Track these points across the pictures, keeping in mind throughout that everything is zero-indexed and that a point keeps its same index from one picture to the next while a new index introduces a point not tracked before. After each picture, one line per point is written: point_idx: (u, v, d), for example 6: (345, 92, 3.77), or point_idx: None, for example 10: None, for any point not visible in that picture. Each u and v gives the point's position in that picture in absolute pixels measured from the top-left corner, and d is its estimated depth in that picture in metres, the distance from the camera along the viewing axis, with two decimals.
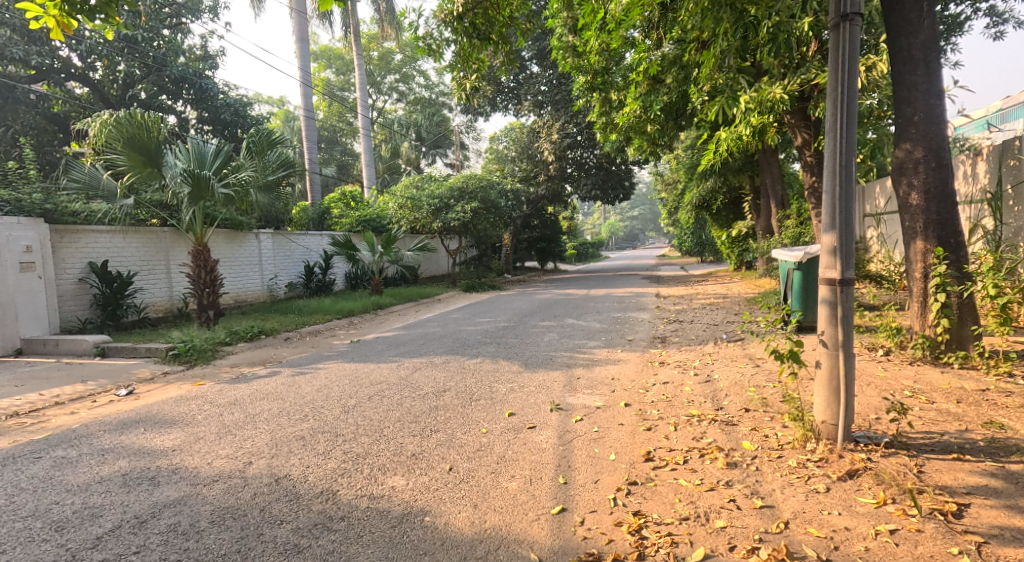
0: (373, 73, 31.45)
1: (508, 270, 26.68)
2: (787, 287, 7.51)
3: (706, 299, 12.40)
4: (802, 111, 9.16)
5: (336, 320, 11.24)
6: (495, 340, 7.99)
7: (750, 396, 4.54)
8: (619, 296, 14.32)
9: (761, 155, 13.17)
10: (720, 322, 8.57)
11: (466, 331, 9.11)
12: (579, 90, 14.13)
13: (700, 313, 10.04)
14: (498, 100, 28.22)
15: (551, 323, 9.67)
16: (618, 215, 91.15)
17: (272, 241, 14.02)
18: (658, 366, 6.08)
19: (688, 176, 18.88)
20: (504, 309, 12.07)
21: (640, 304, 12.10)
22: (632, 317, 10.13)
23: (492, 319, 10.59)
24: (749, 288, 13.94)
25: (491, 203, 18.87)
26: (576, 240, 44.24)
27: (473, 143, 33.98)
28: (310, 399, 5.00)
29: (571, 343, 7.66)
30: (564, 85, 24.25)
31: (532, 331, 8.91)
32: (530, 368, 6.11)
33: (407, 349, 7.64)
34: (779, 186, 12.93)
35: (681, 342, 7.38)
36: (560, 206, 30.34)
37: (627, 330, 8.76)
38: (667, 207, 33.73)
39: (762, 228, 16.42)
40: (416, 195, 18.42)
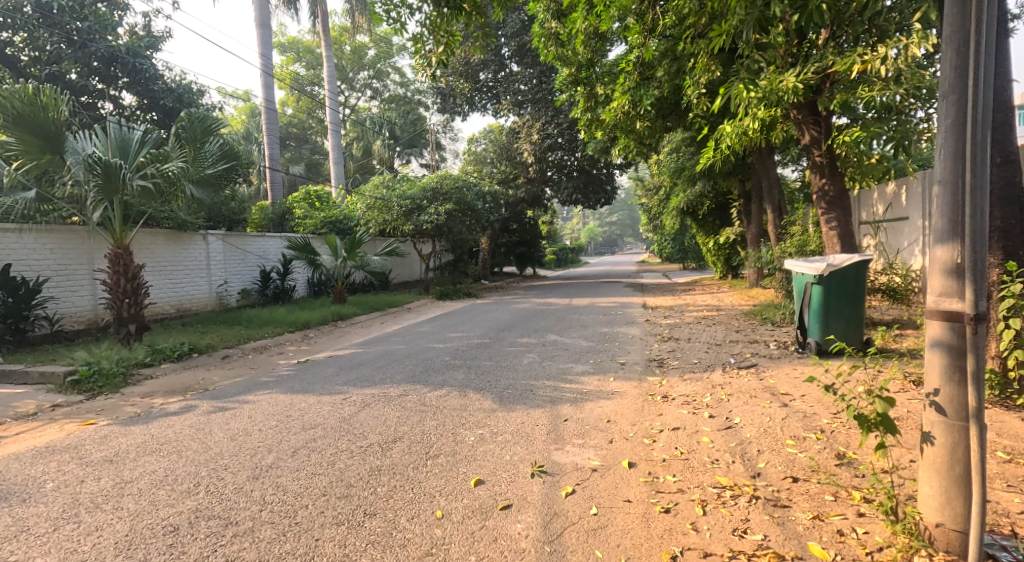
0: (345, 69, 30.18)
1: (485, 276, 25.56)
2: (802, 304, 6.49)
3: (698, 312, 11.40)
4: (810, 106, 8.19)
5: (288, 334, 9.98)
6: (465, 363, 6.84)
7: (792, 456, 3.47)
8: (604, 307, 13.27)
9: (756, 156, 12.11)
10: (723, 342, 7.54)
11: (434, 350, 7.95)
12: (561, 85, 13.08)
13: (696, 329, 9.03)
14: (476, 99, 27.12)
15: (531, 340, 8.55)
16: (598, 220, 90.62)
17: (221, 243, 12.71)
18: (662, 402, 4.99)
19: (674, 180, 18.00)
20: (479, 322, 10.92)
21: (628, 317, 11.07)
22: (622, 334, 9.07)
23: (464, 334, 9.43)
24: (743, 299, 13.01)
25: (467, 205, 17.71)
26: (555, 246, 43.25)
27: (450, 144, 32.82)
28: (213, 454, 3.80)
29: (554, 367, 6.56)
30: (545, 84, 23.22)
31: (509, 350, 7.78)
32: (505, 404, 4.98)
33: (361, 374, 6.45)
34: (775, 192, 12.08)
35: (683, 368, 6.32)
36: (540, 210, 29.31)
37: (617, 350, 7.69)
38: (648, 212, 32.96)
39: (754, 235, 15.66)
40: (386, 195, 17.18)
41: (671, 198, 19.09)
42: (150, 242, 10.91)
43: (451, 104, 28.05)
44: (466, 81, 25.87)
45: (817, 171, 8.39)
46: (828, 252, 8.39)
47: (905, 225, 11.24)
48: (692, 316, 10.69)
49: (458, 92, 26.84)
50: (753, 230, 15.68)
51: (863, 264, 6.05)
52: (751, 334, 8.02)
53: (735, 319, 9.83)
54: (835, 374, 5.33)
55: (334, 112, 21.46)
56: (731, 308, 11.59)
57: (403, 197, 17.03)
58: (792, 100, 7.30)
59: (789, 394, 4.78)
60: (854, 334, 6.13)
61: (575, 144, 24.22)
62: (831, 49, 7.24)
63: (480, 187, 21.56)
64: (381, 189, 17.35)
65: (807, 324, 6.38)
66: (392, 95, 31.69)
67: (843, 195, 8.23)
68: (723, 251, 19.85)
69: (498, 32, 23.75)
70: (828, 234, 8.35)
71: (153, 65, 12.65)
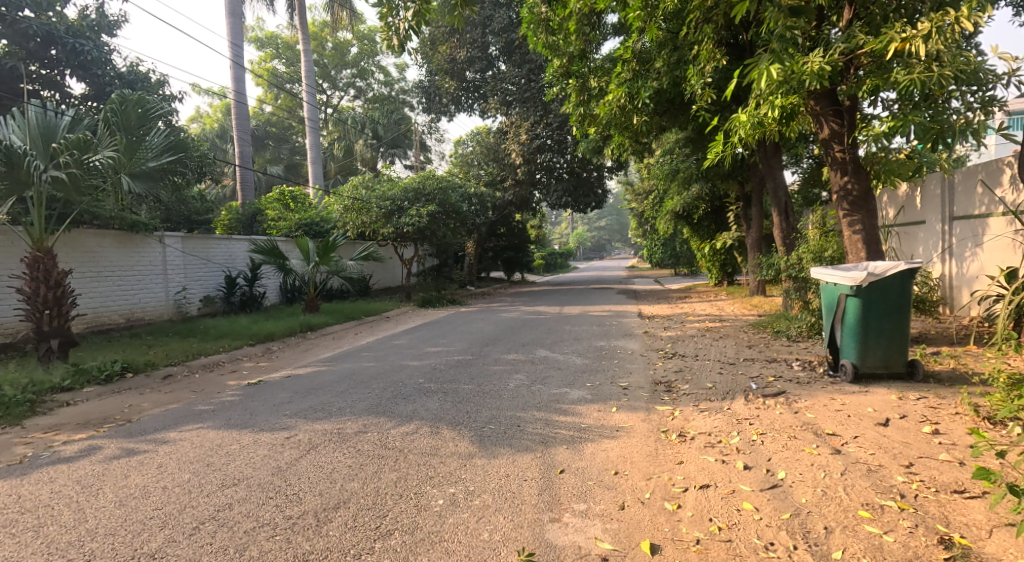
0: (327, 67, 29.21)
1: (471, 282, 24.58)
2: (832, 319, 5.58)
3: (700, 322, 10.50)
4: (829, 95, 7.39)
5: (246, 347, 8.91)
6: (442, 387, 5.86)
7: (876, 542, 2.57)
8: (597, 316, 12.35)
9: (761, 155, 11.24)
10: (738, 361, 6.63)
11: (409, 368, 6.98)
12: (551, 77, 12.18)
13: (703, 344, 8.12)
14: (462, 99, 26.20)
15: (518, 356, 7.59)
16: (586, 224, 90.03)
17: (181, 246, 11.66)
18: (679, 445, 4.06)
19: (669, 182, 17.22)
20: (462, 334, 9.94)
21: (624, 328, 10.16)
22: (621, 349, 8.14)
23: (443, 349, 8.44)
24: (746, 308, 12.14)
25: (451, 207, 16.74)
26: (543, 251, 42.41)
27: (436, 145, 31.86)
28: (84, 533, 2.80)
29: (545, 393, 5.61)
30: (534, 82, 22.38)
31: (493, 370, 6.81)
32: (486, 447, 4.02)
33: (318, 400, 5.45)
34: (782, 195, 11.21)
35: (697, 394, 5.38)
36: (528, 213, 28.41)
37: (617, 369, 6.75)
38: (639, 216, 32.22)
39: (753, 240, 14.83)
40: (365, 196, 16.20)
41: (666, 201, 18.24)
42: (96, 245, 9.92)
43: (437, 104, 27.11)
44: (452, 79, 24.96)
45: (836, 169, 7.52)
46: (851, 259, 7.49)
47: (922, 230, 10.40)
48: (695, 328, 9.78)
49: (444, 90, 25.92)
50: (753, 236, 14.81)
51: (910, 273, 5.14)
52: (767, 351, 7.11)
53: (743, 332, 8.92)
54: (885, 407, 4.41)
55: (313, 108, 20.39)
56: (735, 318, 10.72)
57: (383, 197, 16.04)
58: (817, 85, 6.43)
59: (838, 437, 3.88)
60: (898, 355, 5.24)
61: (565, 145, 23.36)
62: (860, 27, 6.39)
63: (466, 189, 20.60)
64: (360, 189, 16.34)
65: (840, 342, 5.48)
66: (376, 94, 30.68)
67: (868, 196, 7.34)
68: (719, 257, 19.01)
69: (485, 28, 22.89)
70: (850, 238, 7.45)
71: (97, 47, 11.61)
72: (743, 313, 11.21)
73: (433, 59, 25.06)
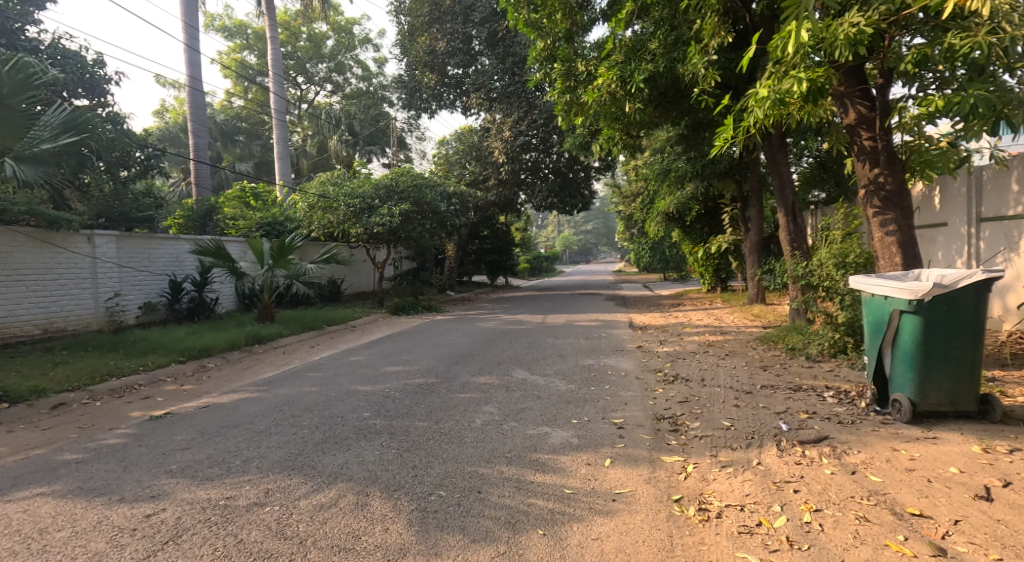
0: (301, 61, 27.95)
1: (452, 287, 23.35)
2: (877, 341, 4.47)
3: (701, 335, 9.38)
4: (858, 72, 6.31)
5: (174, 365, 7.62)
6: (389, 426, 4.64)
7: None
8: (585, 327, 11.19)
9: (766, 150, 10.27)
10: (755, 389, 5.50)
11: (355, 396, 5.75)
12: (534, 60, 11.02)
13: (708, 363, 6.98)
14: (443, 95, 25.00)
15: (491, 380, 6.39)
16: (573, 228, 89.14)
17: (113, 246, 10.34)
18: (702, 527, 2.91)
19: (661, 181, 16.23)
20: (430, 349, 8.72)
21: (615, 342, 9.01)
22: (611, 369, 6.98)
23: (404, 368, 7.22)
24: (749, 318, 11.06)
25: (426, 206, 15.48)
26: (529, 254, 41.36)
27: (416, 143, 30.64)
28: None
29: (519, 435, 4.41)
30: (517, 76, 21.22)
31: (457, 399, 5.60)
32: (426, 537, 2.81)
33: (223, 445, 4.21)
34: (788, 192, 10.13)
35: (714, 439, 4.23)
36: (513, 214, 27.25)
37: (609, 398, 5.57)
38: (627, 219, 31.17)
39: (753, 242, 13.71)
40: (333, 193, 14.93)
41: (658, 202, 17.17)
42: (4, 245, 8.61)
43: (417, 100, 25.88)
44: (432, 73, 23.74)
45: (861, 159, 6.43)
46: (882, 265, 6.37)
47: (943, 233, 9.36)
48: (696, 342, 8.65)
49: (424, 85, 24.69)
50: (751, 239, 13.70)
51: (986, 284, 4.00)
52: (786, 375, 6.00)
53: (751, 348, 7.80)
54: (974, 467, 3.27)
55: (280, 100, 19.04)
56: (739, 331, 9.61)
57: (352, 195, 14.79)
58: (851, 55, 5.33)
59: (931, 523, 2.73)
60: (967, 390, 4.10)
61: (550, 142, 22.21)
62: None
63: (445, 187, 19.38)
64: (326, 186, 15.03)
65: (889, 371, 4.35)
66: (354, 90, 29.47)
67: (903, 191, 6.21)
68: (712, 261, 17.89)
69: (466, 18, 21.73)
70: (881, 241, 6.34)
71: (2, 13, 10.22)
72: (747, 325, 10.09)
73: (412, 52, 23.87)
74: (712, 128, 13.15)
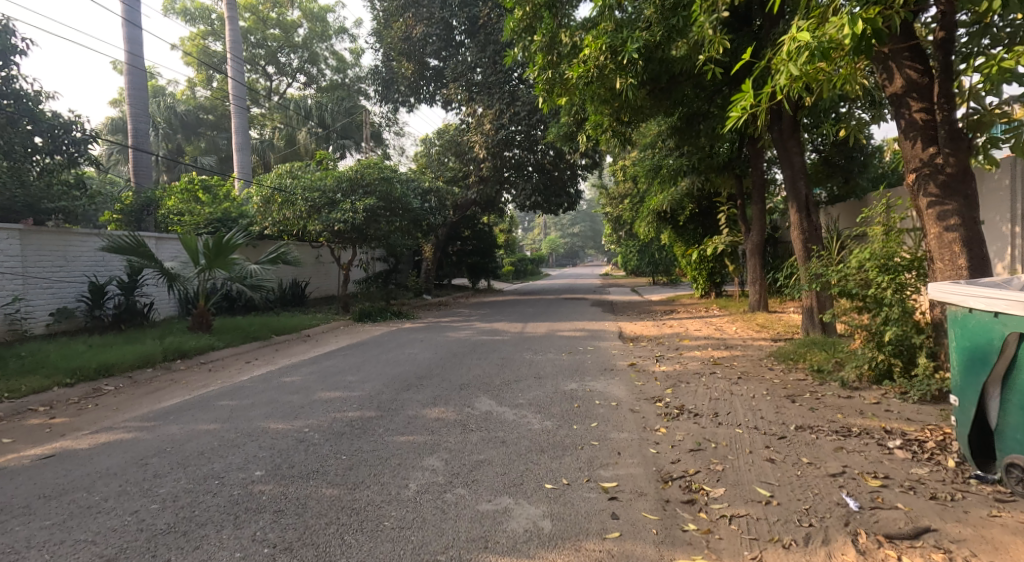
0: (273, 50, 26.49)
1: (429, 290, 21.95)
2: (973, 378, 3.11)
3: (704, 350, 8.04)
4: (907, 27, 5.08)
5: (58, 390, 6.12)
6: (283, 498, 3.23)
7: None
8: (568, 338, 9.83)
9: (774, 136, 9.00)
10: (787, 432, 4.15)
11: (258, 440, 4.33)
12: (513, 33, 9.69)
13: (720, 391, 5.62)
14: (421, 87, 23.68)
15: (444, 415, 4.99)
16: (560, 231, 88.04)
17: (15, 242, 8.81)
18: None
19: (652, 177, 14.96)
20: (382, 367, 7.30)
21: (603, 359, 7.65)
22: (600, 398, 5.59)
23: (341, 395, 5.80)
24: (754, 329, 9.76)
25: (396, 201, 14.06)
26: (513, 257, 40.08)
27: (395, 138, 29.23)
28: None
29: (466, 518, 3.01)
30: (500, 65, 19.90)
31: (392, 445, 4.21)
32: None
33: (12, 538, 2.77)
34: (801, 185, 8.80)
35: (752, 524, 2.87)
36: (494, 214, 25.92)
37: (595, 444, 4.20)
38: (615, 221, 29.95)
39: (756, 243, 12.34)
40: (291, 186, 13.47)
41: (649, 200, 15.90)
42: None
43: (394, 93, 24.45)
44: (410, 63, 22.37)
45: (907, 135, 5.17)
46: (938, 270, 4.99)
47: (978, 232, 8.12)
48: (700, 361, 7.29)
49: (401, 76, 23.28)
50: (752, 240, 12.40)
51: None
52: (824, 410, 4.65)
53: (767, 370, 6.47)
54: None
55: (241, 87, 17.53)
56: (750, 344, 8.32)
57: (311, 188, 13.32)
58: None
59: None
60: None
61: (534, 138, 20.88)
62: None
63: (419, 183, 17.97)
64: (283, 178, 13.52)
65: (996, 422, 3.00)
66: (330, 82, 28.00)
67: (968, 175, 4.84)
68: (706, 265, 16.60)
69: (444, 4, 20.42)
70: (937, 238, 4.96)
71: None
72: (754, 339, 8.83)
73: (389, 40, 22.45)
74: (706, 119, 12.27)
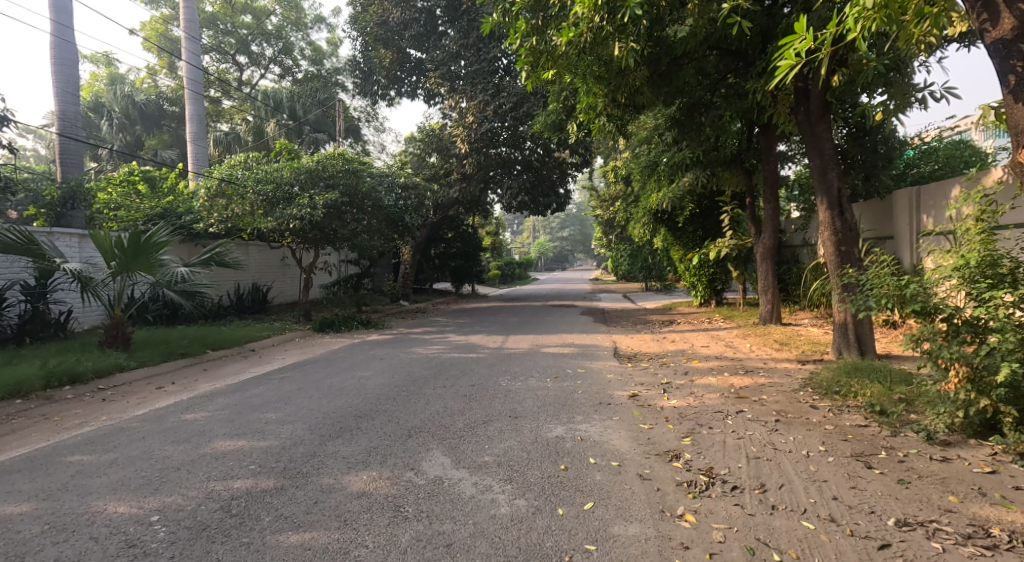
0: (244, 39, 24.99)
1: (407, 295, 20.49)
2: None
3: (721, 377, 6.58)
4: None
5: None
6: None
7: None
8: (554, 357, 8.37)
9: (800, 119, 7.62)
10: (890, 536, 2.68)
11: (67, 542, 2.79)
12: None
13: (760, 444, 4.12)
14: (401, 77, 22.30)
15: (372, 487, 3.45)
16: (548, 234, 86.76)
17: None
18: None
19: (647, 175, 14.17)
20: (317, 400, 5.74)
21: (598, 389, 6.16)
22: (594, 456, 4.06)
23: (242, 447, 4.24)
24: (772, 347, 8.31)
25: (362, 197, 12.54)
26: (499, 260, 38.64)
27: (375, 134, 27.76)
28: None
29: None
30: (484, 53, 18.55)
31: (273, 554, 2.67)
32: None
33: None
34: (833, 176, 7.37)
35: None
36: (479, 214, 24.51)
37: (591, 554, 2.69)
38: (606, 224, 28.61)
39: (767, 248, 10.94)
40: (241, 178, 11.90)
41: (645, 198, 14.63)
42: None
43: (372, 86, 22.96)
44: (387, 50, 21.12)
45: (1018, 97, 3.75)
46: None
47: None
48: (719, 394, 5.78)
49: (378, 66, 21.80)
50: (762, 245, 11.06)
51: None
52: (925, 487, 3.17)
53: (810, 408, 5.01)
54: None
55: (196, 71, 15.95)
56: (774, 369, 6.90)
57: (263, 180, 11.75)
58: None
59: None
60: None
61: (519, 135, 19.17)
62: None
63: (395, 179, 16.50)
64: (233, 169, 11.95)
65: None
66: (305, 74, 26.45)
67: None
68: (707, 271, 15.31)
69: None
70: None
71: None
72: (776, 360, 7.40)
73: (365, 27, 20.97)
74: (710, 109, 11.15)
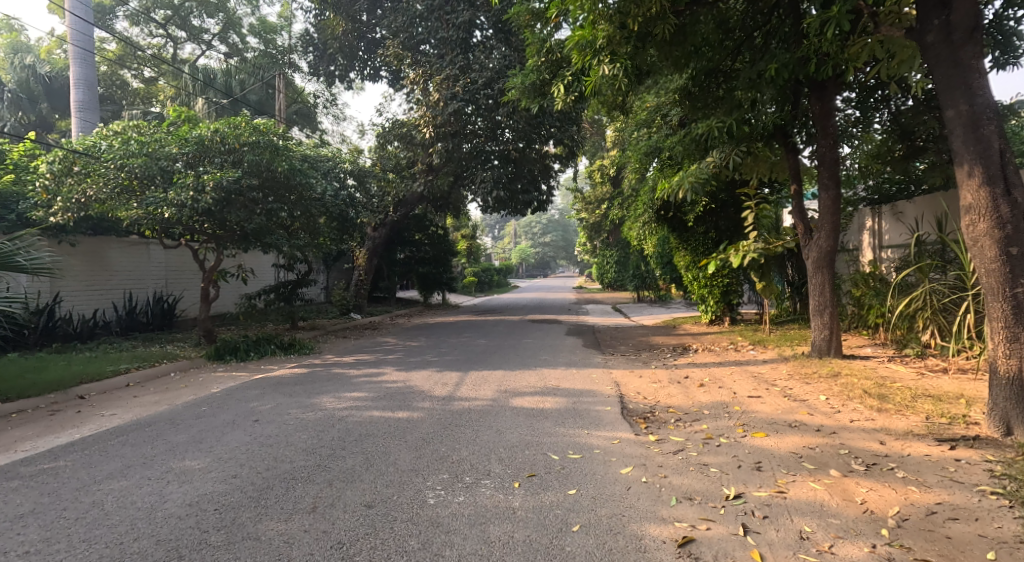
0: (182, 8, 21.78)
1: (359, 308, 17.36)
2: None
3: (831, 485, 3.55)
4: None
5: None
6: None
7: None
8: (527, 418, 5.32)
9: (932, 38, 4.61)
10: None
11: None
12: None
13: None
14: (360, 52, 19.20)
15: None
16: (530, 240, 83.59)
17: None
18: None
19: (644, 165, 11.51)
20: None
21: (611, 527, 3.11)
22: None
23: None
24: (866, 405, 5.35)
25: (275, 180, 9.49)
26: (477, 267, 35.52)
27: (332, 121, 24.65)
28: None
29: None
30: (456, 18, 15.57)
31: None
32: None
33: None
34: (990, 132, 4.41)
35: None
36: (449, 214, 21.50)
37: None
38: (593, 229, 25.72)
39: (821, 255, 8.02)
40: (104, 149, 8.70)
41: (644, 196, 11.89)
42: None
43: (326, 65, 19.69)
44: (340, 17, 17.99)
45: None
46: None
47: None
48: (869, 549, 2.78)
49: (332, 38, 18.66)
50: (816, 249, 8.12)
51: None
52: None
53: None
54: None
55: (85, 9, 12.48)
56: (914, 462, 3.93)
57: (133, 153, 8.58)
58: None
59: None
60: None
61: (497, 127, 16.26)
62: None
63: (339, 167, 13.40)
64: (98, 138, 8.80)
65: None
66: (253, 51, 23.30)
67: None
68: (721, 281, 12.43)
69: None
70: None
71: None
72: (899, 438, 4.42)
73: None
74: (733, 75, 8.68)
